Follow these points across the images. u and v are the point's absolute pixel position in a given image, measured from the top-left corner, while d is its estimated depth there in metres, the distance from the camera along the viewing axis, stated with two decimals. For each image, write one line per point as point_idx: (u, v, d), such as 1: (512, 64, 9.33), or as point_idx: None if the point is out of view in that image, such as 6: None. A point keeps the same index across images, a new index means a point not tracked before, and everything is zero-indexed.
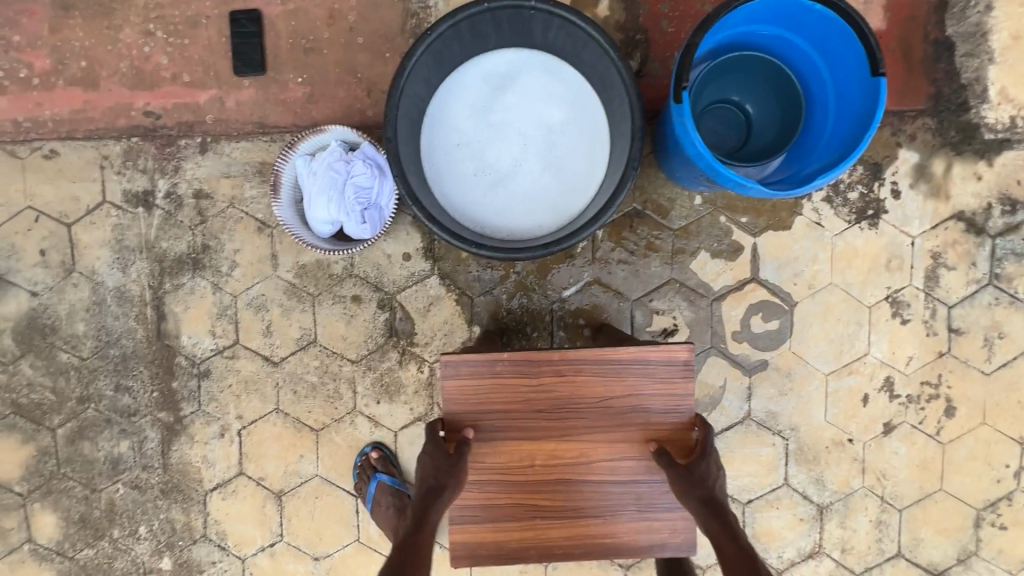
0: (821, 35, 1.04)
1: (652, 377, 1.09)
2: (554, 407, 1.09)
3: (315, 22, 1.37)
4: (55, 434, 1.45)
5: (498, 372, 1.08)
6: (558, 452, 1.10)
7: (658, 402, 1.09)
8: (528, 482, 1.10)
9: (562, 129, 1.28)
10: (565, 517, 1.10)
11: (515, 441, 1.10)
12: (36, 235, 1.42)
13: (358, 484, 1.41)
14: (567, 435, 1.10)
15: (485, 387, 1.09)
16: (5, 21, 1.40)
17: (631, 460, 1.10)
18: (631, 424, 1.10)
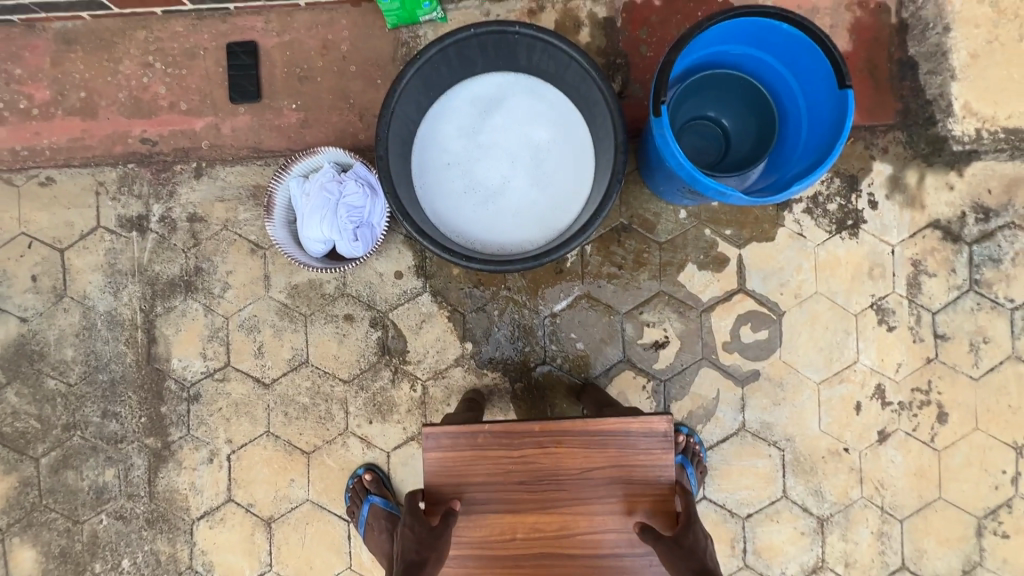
0: (789, 51, 1.10)
1: (633, 448, 0.99)
2: (534, 478, 0.99)
3: (309, 52, 1.43)
4: (37, 463, 1.41)
5: (477, 443, 0.99)
6: (539, 526, 0.99)
7: (640, 472, 0.99)
8: (505, 557, 0.99)
9: (548, 148, 1.32)
10: None
11: (490, 514, 0.99)
12: (29, 261, 1.43)
13: (349, 507, 1.37)
14: (547, 510, 0.99)
15: (456, 458, 1.00)
16: (8, 56, 1.44)
17: (614, 534, 0.99)
18: (615, 495, 0.99)
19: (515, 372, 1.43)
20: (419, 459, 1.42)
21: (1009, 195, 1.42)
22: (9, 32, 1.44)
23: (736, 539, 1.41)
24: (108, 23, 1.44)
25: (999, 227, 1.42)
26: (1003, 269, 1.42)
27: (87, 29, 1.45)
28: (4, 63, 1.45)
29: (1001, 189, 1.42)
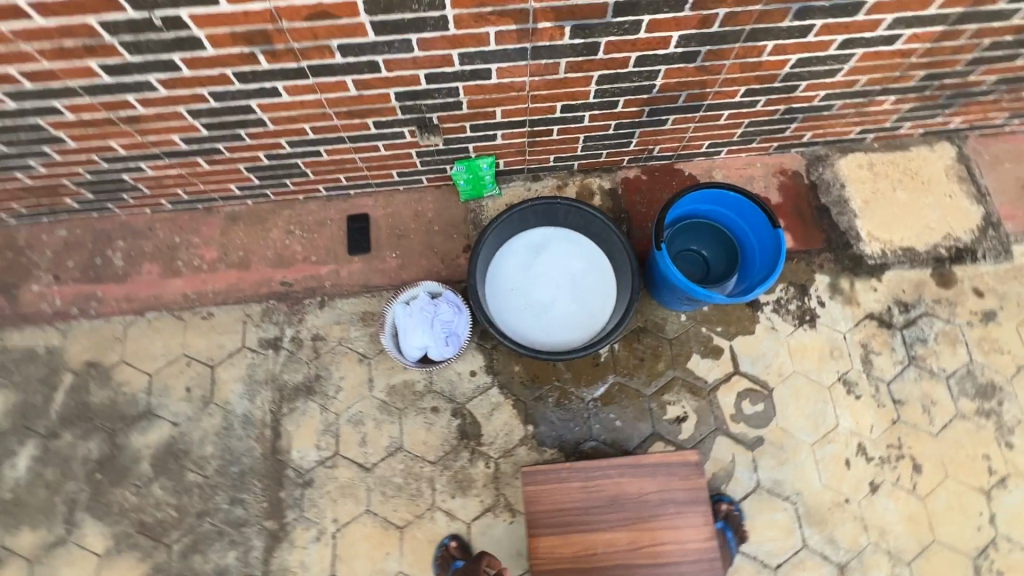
0: (738, 207, 1.70)
1: (674, 474, 1.29)
2: (603, 503, 1.27)
3: (406, 217, 2.02)
4: (170, 548, 1.67)
5: (558, 476, 1.28)
6: (612, 542, 1.25)
7: (683, 493, 1.28)
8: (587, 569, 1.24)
9: (582, 274, 1.86)
10: None
11: (572, 534, 1.25)
12: (185, 376, 1.84)
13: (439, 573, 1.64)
14: (618, 527, 1.26)
15: (542, 491, 1.28)
16: (188, 228, 2.01)
17: (670, 545, 1.25)
18: (667, 513, 1.27)
19: (569, 448, 1.78)
20: (494, 528, 1.70)
21: (918, 293, 1.95)
22: (191, 214, 2.02)
23: None
24: (263, 204, 2.04)
25: (918, 315, 1.92)
26: (930, 346, 1.89)
27: (247, 208, 2.04)
28: (185, 233, 2.01)
29: (911, 288, 1.95)
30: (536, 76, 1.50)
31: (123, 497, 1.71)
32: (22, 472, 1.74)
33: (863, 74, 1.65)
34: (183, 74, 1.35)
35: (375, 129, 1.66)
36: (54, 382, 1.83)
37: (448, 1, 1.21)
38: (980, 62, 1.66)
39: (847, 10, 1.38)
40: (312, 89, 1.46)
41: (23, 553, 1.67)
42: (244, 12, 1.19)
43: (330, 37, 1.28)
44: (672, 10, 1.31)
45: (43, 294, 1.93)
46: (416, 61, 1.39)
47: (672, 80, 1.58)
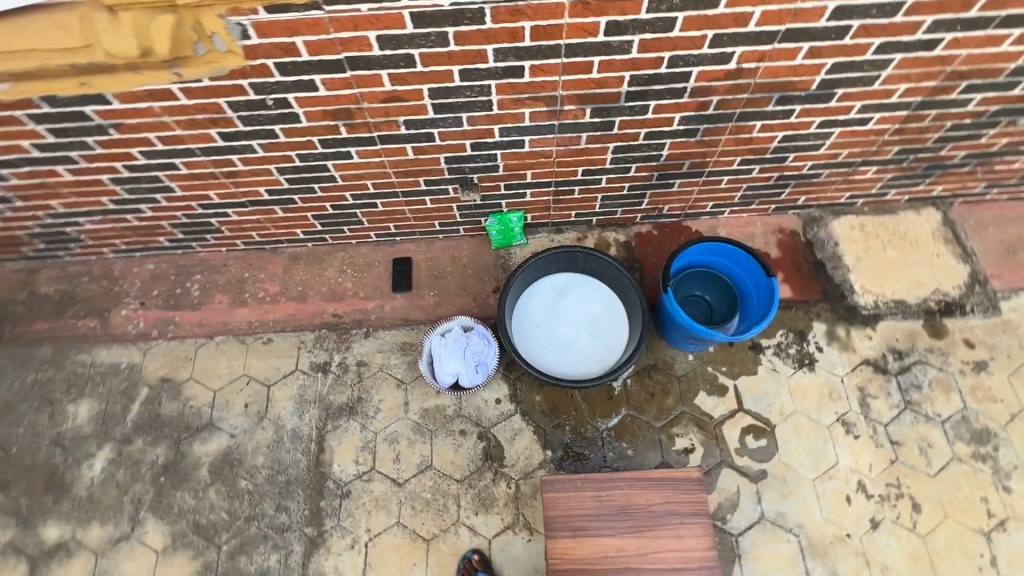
0: (737, 258, 1.93)
1: (679, 488, 1.45)
2: (615, 511, 1.42)
3: (444, 261, 2.30)
4: (219, 549, 1.84)
5: (576, 485, 1.45)
6: (622, 546, 1.39)
7: (686, 506, 1.43)
8: (599, 571, 1.37)
9: (600, 315, 2.08)
10: None
11: (586, 538, 1.40)
12: (244, 393, 2.08)
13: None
14: (626, 533, 1.40)
15: (561, 498, 1.44)
16: (255, 264, 2.32)
17: (675, 553, 1.39)
18: (672, 523, 1.41)
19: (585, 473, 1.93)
20: (513, 545, 1.83)
21: (912, 342, 2.10)
22: (260, 254, 2.33)
23: None
24: (320, 246, 2.34)
25: (912, 363, 2.07)
26: (925, 392, 2.02)
27: (306, 249, 2.35)
28: (252, 269, 2.31)
29: (905, 338, 2.11)
30: (562, 146, 1.80)
31: (182, 500, 1.92)
32: (97, 473, 1.97)
33: (843, 148, 1.92)
34: (279, 140, 1.69)
35: (424, 186, 1.98)
36: (131, 394, 2.09)
37: (495, 90, 1.54)
38: (947, 139, 1.91)
39: (821, 98, 1.66)
40: (378, 153, 1.79)
41: (91, 547, 1.86)
42: (336, 95, 1.53)
43: (399, 114, 1.62)
44: (674, 96, 1.62)
45: (130, 318, 2.23)
46: (464, 133, 1.72)
47: (677, 151, 1.88)
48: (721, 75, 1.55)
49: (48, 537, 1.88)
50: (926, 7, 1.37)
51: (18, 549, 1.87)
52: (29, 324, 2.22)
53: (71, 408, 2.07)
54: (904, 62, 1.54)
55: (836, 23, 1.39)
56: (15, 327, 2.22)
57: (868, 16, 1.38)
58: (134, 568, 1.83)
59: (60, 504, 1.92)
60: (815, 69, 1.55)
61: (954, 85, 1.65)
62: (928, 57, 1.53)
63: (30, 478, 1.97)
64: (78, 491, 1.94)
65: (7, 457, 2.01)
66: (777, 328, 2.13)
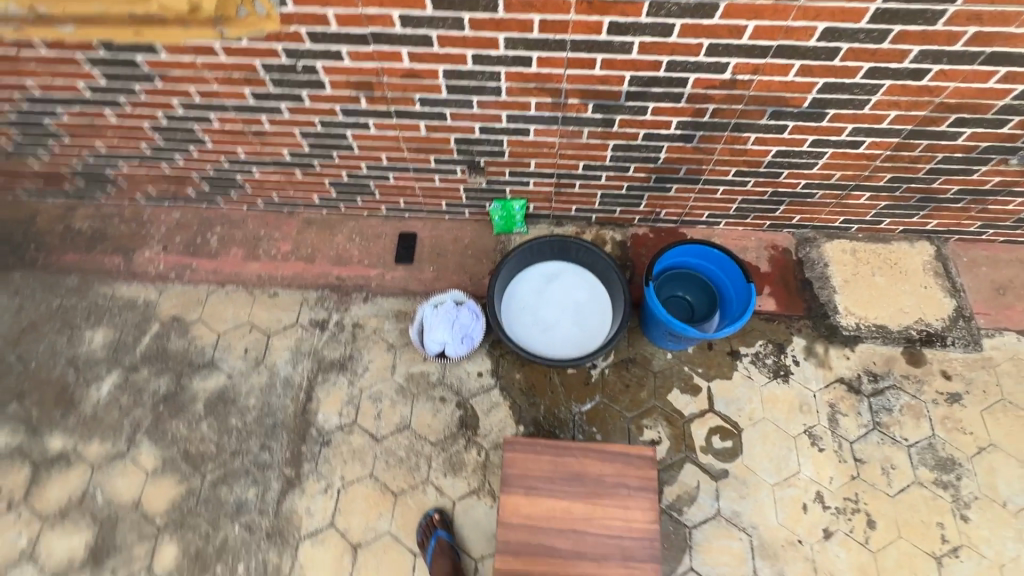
0: (720, 262, 2.03)
1: (632, 463, 1.53)
2: (568, 477, 1.51)
3: (446, 239, 2.42)
4: (203, 477, 1.97)
5: (536, 449, 1.54)
6: (571, 509, 1.48)
7: (636, 480, 1.51)
8: (546, 529, 1.47)
9: (585, 304, 2.19)
10: (572, 560, 1.44)
11: (538, 497, 1.50)
12: (245, 339, 2.22)
13: (420, 539, 1.86)
14: (575, 497, 1.49)
15: (521, 459, 1.53)
16: (271, 223, 2.47)
17: (619, 522, 1.47)
18: (620, 494, 1.50)
19: None
20: (476, 509, 1.92)
21: (889, 367, 2.15)
22: (276, 215, 2.48)
23: None
24: (333, 213, 2.49)
25: (886, 387, 2.11)
26: (895, 415, 2.06)
27: (320, 214, 2.49)
28: (268, 227, 2.46)
29: (882, 362, 2.16)
30: (565, 138, 1.92)
31: (176, 429, 2.06)
32: (103, 395, 2.12)
33: (836, 169, 2.00)
34: (305, 105, 1.84)
35: (434, 164, 2.11)
36: (144, 328, 2.25)
37: (504, 76, 1.66)
38: (939, 172, 1.98)
39: (812, 117, 1.75)
40: (394, 127, 1.92)
41: (89, 460, 2.01)
42: (359, 67, 1.67)
43: (415, 91, 1.75)
44: (672, 100, 1.72)
45: (152, 259, 2.40)
46: (474, 116, 1.84)
47: (674, 155, 1.97)
48: (717, 84, 1.65)
49: (52, 447, 2.04)
50: (911, 37, 1.46)
51: (24, 454, 2.03)
52: (61, 255, 2.41)
53: (88, 334, 2.24)
54: (893, 88, 1.62)
55: (826, 44, 1.49)
56: (48, 256, 2.40)
57: (856, 40, 1.47)
58: (125, 484, 1.97)
59: (67, 419, 2.08)
60: (807, 87, 1.64)
61: (943, 117, 1.72)
62: (916, 86, 1.61)
63: (43, 392, 2.14)
64: (84, 409, 2.10)
65: (26, 371, 2.18)
66: (756, 338, 2.19)
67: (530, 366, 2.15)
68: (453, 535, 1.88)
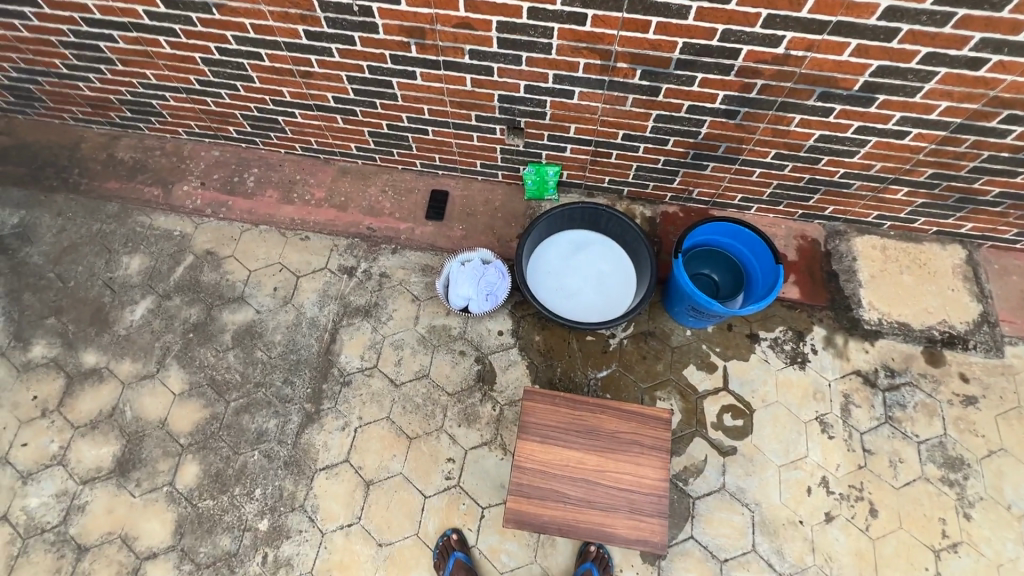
0: (750, 243, 2.04)
1: (647, 422, 1.57)
2: (584, 430, 1.56)
3: (477, 200, 2.44)
4: (228, 404, 2.05)
5: (556, 401, 1.59)
6: (584, 460, 1.53)
7: (650, 439, 1.56)
8: (559, 476, 1.52)
9: (610, 274, 2.21)
10: (581, 507, 1.50)
11: (552, 445, 1.55)
12: (275, 279, 2.28)
13: (437, 561, 1.82)
14: (589, 449, 1.54)
15: (540, 409, 1.58)
16: (306, 169, 2.50)
17: (629, 476, 1.52)
18: (632, 451, 1.55)
19: None
20: (486, 460, 1.98)
21: (907, 364, 2.15)
22: (313, 161, 2.51)
23: None
24: (368, 165, 2.51)
25: (902, 383, 2.12)
26: (908, 412, 2.07)
27: (355, 165, 2.52)
28: (303, 172, 2.50)
29: (901, 359, 2.16)
30: (608, 104, 1.92)
31: (204, 356, 2.13)
32: (137, 318, 2.20)
33: (877, 160, 1.98)
34: (355, 48, 1.86)
35: (475, 122, 2.13)
36: (179, 259, 2.32)
37: (557, 34, 1.67)
38: (982, 171, 1.96)
39: (861, 101, 1.74)
40: (440, 79, 1.94)
41: (120, 378, 2.10)
42: (414, 12, 1.68)
43: (466, 42, 1.76)
44: (721, 72, 1.72)
45: (190, 193, 2.45)
46: (521, 73, 1.85)
47: (714, 131, 1.97)
48: (769, 58, 1.64)
49: (86, 362, 2.12)
50: (974, 23, 1.44)
51: (60, 365, 2.12)
52: (103, 181, 2.47)
53: (125, 259, 2.31)
54: (948, 77, 1.60)
55: (885, 24, 1.47)
56: (90, 182, 2.47)
57: (917, 22, 1.45)
58: (153, 404, 2.05)
59: (101, 337, 2.17)
60: (860, 69, 1.63)
61: (995, 113, 1.70)
62: (971, 77, 1.59)
63: (80, 310, 2.22)
64: (118, 329, 2.18)
65: (65, 289, 2.26)
66: (777, 324, 2.20)
67: (550, 330, 2.18)
68: (471, 557, 1.84)
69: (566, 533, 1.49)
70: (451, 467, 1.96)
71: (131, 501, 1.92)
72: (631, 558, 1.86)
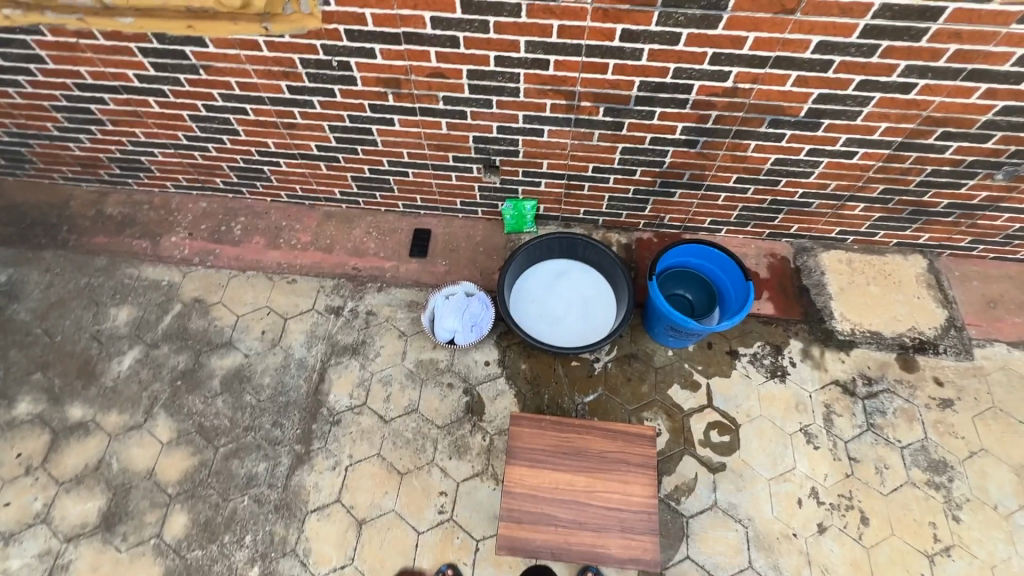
0: (720, 262, 2.14)
1: (633, 440, 1.61)
2: (572, 451, 1.59)
3: (459, 236, 2.52)
4: (216, 450, 2.04)
5: (542, 423, 1.62)
6: (573, 482, 1.56)
7: (637, 457, 1.59)
8: (550, 498, 1.54)
9: (591, 299, 2.28)
10: (574, 529, 1.51)
11: (540, 468, 1.57)
12: (263, 322, 2.31)
13: None
14: (578, 470, 1.57)
15: (529, 433, 1.61)
16: (292, 215, 2.58)
17: (618, 495, 1.55)
18: (620, 469, 1.58)
19: None
20: (479, 491, 1.97)
21: (883, 372, 2.21)
22: (298, 207, 2.59)
23: None
24: (351, 208, 2.60)
25: (880, 390, 2.18)
26: (889, 418, 2.12)
27: (339, 208, 2.60)
28: (289, 218, 2.58)
29: (877, 367, 2.22)
30: (576, 140, 2.04)
31: (192, 403, 2.14)
32: (124, 368, 2.21)
33: (831, 179, 2.11)
34: (336, 100, 1.98)
35: (452, 162, 2.23)
36: (167, 307, 2.35)
37: (523, 78, 1.80)
38: (929, 184, 2.09)
39: (808, 126, 1.88)
40: (417, 124, 2.05)
41: (107, 430, 2.09)
42: (389, 65, 1.81)
43: (440, 90, 1.89)
44: (677, 106, 1.85)
45: (178, 244, 2.50)
46: (493, 115, 1.97)
47: (678, 160, 2.10)
48: (719, 91, 1.78)
49: (72, 416, 2.12)
50: (898, 52, 1.59)
51: (45, 421, 2.11)
52: (91, 237, 2.52)
53: (113, 311, 2.34)
54: (883, 101, 1.75)
55: (820, 56, 1.62)
56: (79, 238, 2.52)
57: (848, 54, 1.60)
58: (140, 454, 2.04)
59: (88, 390, 2.17)
60: (803, 97, 1.77)
61: (931, 131, 1.84)
62: (904, 99, 1.73)
63: (67, 363, 2.23)
64: (105, 380, 2.19)
65: (51, 343, 2.27)
66: (755, 339, 2.27)
67: (535, 358, 2.22)
68: None
69: (559, 556, 1.50)
70: (444, 501, 1.96)
71: (117, 556, 1.89)
72: None
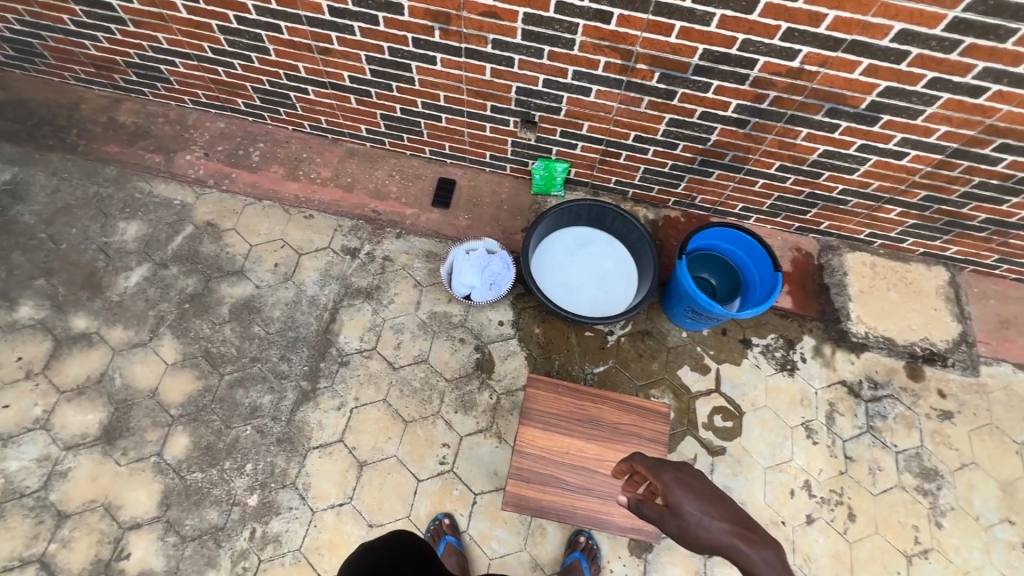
0: (749, 249, 2.10)
1: (648, 419, 1.62)
2: (586, 419, 1.60)
3: (484, 192, 2.44)
4: (221, 377, 2.03)
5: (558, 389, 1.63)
6: (583, 450, 1.57)
7: (650, 432, 1.60)
8: (560, 462, 1.56)
9: (613, 273, 2.25)
10: (581, 493, 1.55)
11: (553, 432, 1.59)
12: (276, 255, 2.25)
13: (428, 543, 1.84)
14: (590, 439, 1.58)
15: (545, 397, 1.62)
16: (313, 147, 2.48)
17: None
18: (631, 442, 1.59)
19: None
20: (481, 447, 1.99)
21: (890, 377, 2.23)
22: (321, 140, 2.49)
23: (699, 572, 1.87)
24: (375, 148, 2.49)
25: (884, 395, 2.20)
26: (889, 422, 2.16)
27: (361, 147, 2.49)
28: (309, 150, 2.47)
29: (885, 372, 2.24)
30: (623, 104, 1.96)
31: (199, 328, 2.10)
32: (131, 284, 2.16)
33: (875, 178, 2.06)
34: (378, 29, 1.86)
35: (489, 112, 2.14)
36: (177, 228, 2.28)
37: (581, 30, 1.70)
38: (972, 197, 2.05)
39: (865, 120, 1.81)
40: (460, 66, 1.95)
41: (111, 344, 2.06)
42: None
43: (490, 32, 1.78)
44: (736, 81, 1.77)
45: (192, 163, 2.40)
46: (541, 66, 1.88)
47: (724, 139, 2.02)
48: (784, 70, 1.69)
49: (76, 326, 2.08)
50: (978, 52, 1.51)
51: (48, 328, 2.07)
52: (102, 144, 2.41)
53: (121, 225, 2.26)
54: (949, 102, 1.68)
55: (897, 46, 1.54)
56: (89, 143, 2.41)
57: (927, 47, 1.52)
58: (144, 372, 2.02)
59: (92, 302, 2.12)
60: (868, 88, 1.69)
61: (989, 140, 1.79)
62: (971, 103, 1.67)
63: (72, 273, 2.17)
64: (110, 294, 2.14)
65: (57, 251, 2.20)
66: (769, 331, 2.27)
67: (549, 323, 2.20)
68: (461, 541, 1.86)
69: (564, 519, 1.53)
70: (446, 453, 1.97)
71: (116, 469, 1.89)
72: (620, 550, 1.89)
